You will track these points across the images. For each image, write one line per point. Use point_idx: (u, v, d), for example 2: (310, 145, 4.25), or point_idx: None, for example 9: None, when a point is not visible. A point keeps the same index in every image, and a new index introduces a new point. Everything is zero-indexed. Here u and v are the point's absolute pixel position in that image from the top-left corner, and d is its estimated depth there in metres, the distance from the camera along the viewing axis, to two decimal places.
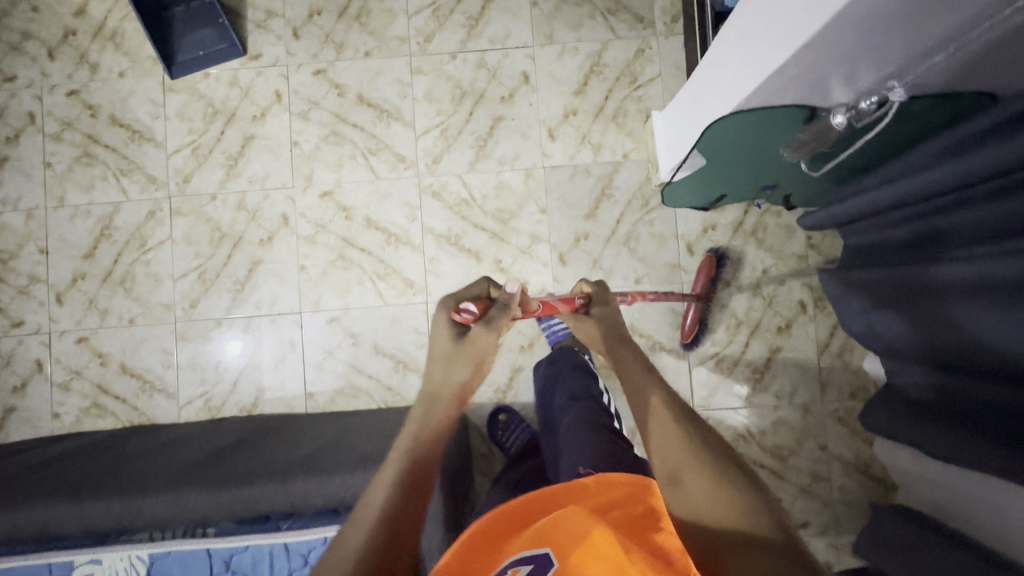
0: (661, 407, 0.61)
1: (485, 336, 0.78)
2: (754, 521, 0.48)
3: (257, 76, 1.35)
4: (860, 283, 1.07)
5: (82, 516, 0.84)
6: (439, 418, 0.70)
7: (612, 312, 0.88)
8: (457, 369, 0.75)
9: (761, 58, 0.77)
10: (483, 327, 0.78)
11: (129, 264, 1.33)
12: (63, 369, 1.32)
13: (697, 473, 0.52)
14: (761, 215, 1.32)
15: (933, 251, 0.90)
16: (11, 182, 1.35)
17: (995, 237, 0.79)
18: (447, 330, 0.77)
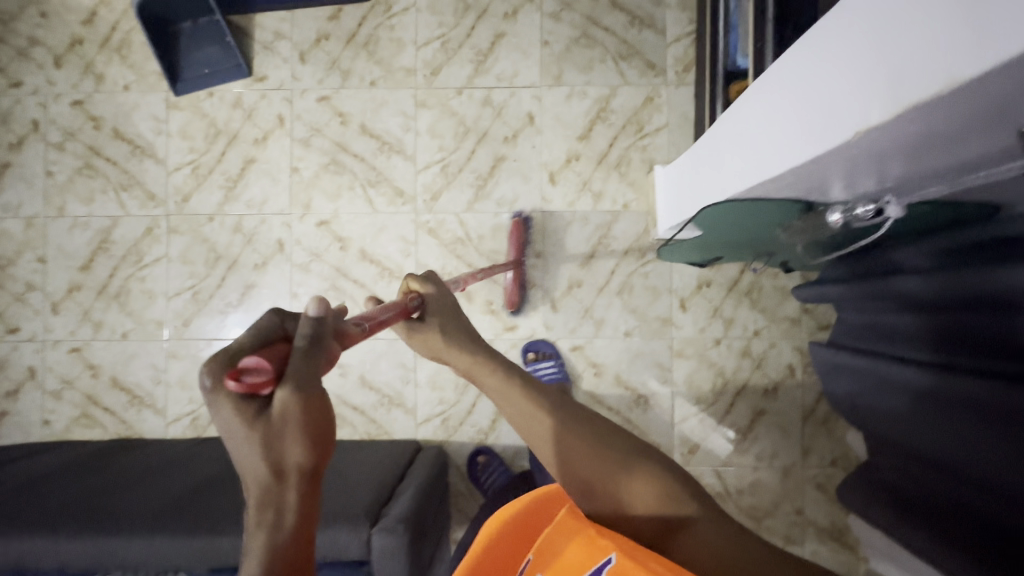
0: (557, 426, 0.68)
1: (307, 392, 0.39)
2: (671, 500, 0.64)
3: (261, 98, 1.34)
4: (848, 364, 1.06)
5: (57, 552, 0.87)
6: (284, 530, 0.38)
7: (450, 306, 0.69)
8: (289, 451, 0.38)
9: (758, 161, 0.75)
10: (295, 383, 0.38)
11: (125, 279, 1.35)
12: (55, 377, 1.35)
13: (611, 474, 0.65)
14: (757, 276, 1.31)
15: (919, 351, 0.88)
16: (12, 189, 1.35)
17: (983, 354, 0.77)
18: (231, 409, 0.37)
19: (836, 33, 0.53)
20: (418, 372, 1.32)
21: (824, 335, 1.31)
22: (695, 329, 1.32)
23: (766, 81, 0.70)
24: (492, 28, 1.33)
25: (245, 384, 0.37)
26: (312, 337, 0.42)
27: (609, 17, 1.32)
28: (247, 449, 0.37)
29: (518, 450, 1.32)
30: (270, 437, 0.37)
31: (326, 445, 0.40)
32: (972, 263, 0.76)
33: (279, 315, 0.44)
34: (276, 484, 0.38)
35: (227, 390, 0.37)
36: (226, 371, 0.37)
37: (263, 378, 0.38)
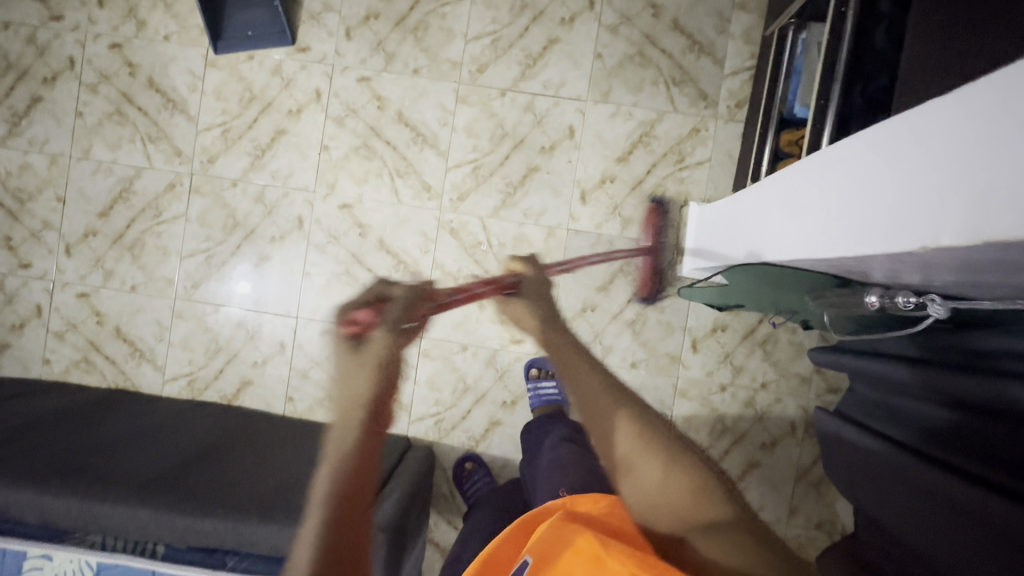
0: (606, 397, 0.68)
1: (376, 337, 0.63)
2: (701, 498, 0.59)
3: (301, 69, 1.31)
4: (848, 438, 0.98)
5: (42, 507, 0.88)
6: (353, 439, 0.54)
7: (540, 288, 0.89)
8: (359, 379, 0.58)
9: (819, 235, 0.72)
10: (376, 331, 0.63)
11: (141, 232, 1.34)
12: (60, 319, 1.35)
13: (649, 467, 0.62)
14: (774, 328, 1.28)
15: (921, 440, 0.81)
16: (40, 123, 1.34)
17: (979, 459, 0.69)
18: (343, 336, 0.64)
19: (929, 130, 0.50)
20: (419, 369, 1.32)
21: (832, 399, 1.28)
22: (702, 372, 1.30)
23: (847, 149, 0.66)
24: (546, 32, 1.28)
25: (350, 324, 0.64)
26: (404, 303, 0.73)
27: (668, 39, 1.28)
28: (345, 366, 0.60)
29: (506, 462, 1.31)
30: (357, 362, 0.60)
31: (384, 378, 0.60)
32: (991, 371, 0.70)
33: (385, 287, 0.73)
34: (348, 402, 0.56)
35: (342, 331, 0.64)
36: (346, 318, 0.65)
37: (364, 323, 0.64)
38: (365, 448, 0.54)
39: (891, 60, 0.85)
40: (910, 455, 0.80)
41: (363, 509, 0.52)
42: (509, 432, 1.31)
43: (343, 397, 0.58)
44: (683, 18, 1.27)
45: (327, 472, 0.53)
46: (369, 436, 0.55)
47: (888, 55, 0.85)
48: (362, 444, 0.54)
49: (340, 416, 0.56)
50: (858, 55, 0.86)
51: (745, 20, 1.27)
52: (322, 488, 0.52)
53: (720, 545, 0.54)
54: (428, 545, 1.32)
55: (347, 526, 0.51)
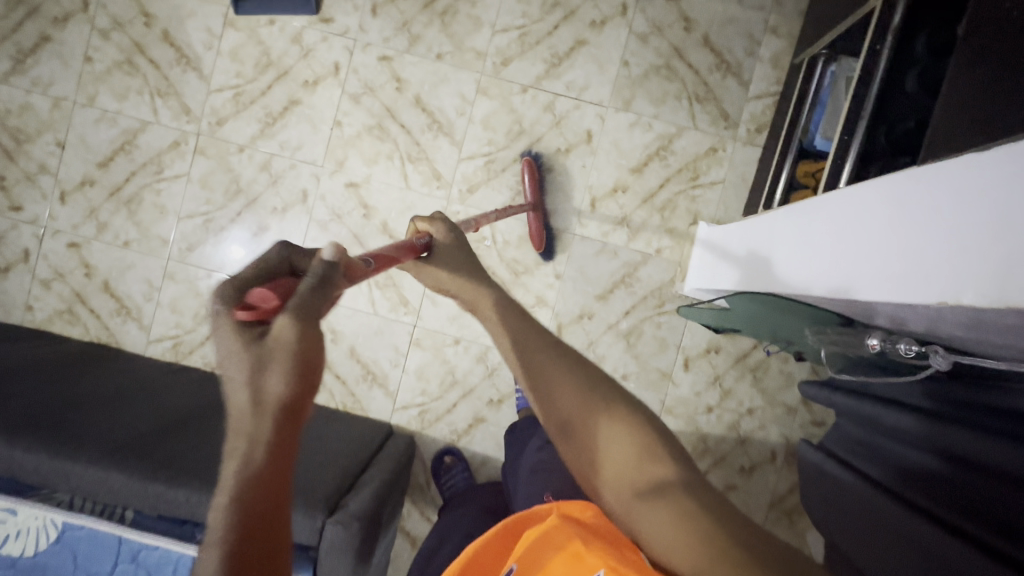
0: (537, 356, 0.57)
1: (298, 328, 0.40)
2: (648, 458, 0.50)
3: (322, 41, 1.28)
4: (824, 473, 0.98)
5: (11, 460, 0.85)
6: (256, 459, 0.37)
7: (459, 248, 0.72)
8: (269, 381, 0.38)
9: (830, 276, 0.73)
10: (291, 315, 0.40)
11: (140, 187, 1.31)
12: (48, 267, 1.32)
13: (590, 422, 0.52)
14: (766, 356, 1.29)
15: (896, 481, 0.81)
16: (46, 64, 1.29)
17: (956, 509, 0.69)
18: (229, 322, 0.40)
19: (996, 176, 0.46)
20: (409, 358, 1.30)
21: (815, 431, 1.29)
22: (691, 391, 1.30)
23: (896, 179, 0.61)
24: (575, 33, 1.27)
25: (252, 311, 0.41)
26: (321, 281, 0.45)
27: (696, 54, 1.27)
28: (235, 364, 0.39)
29: (485, 460, 1.31)
30: (255, 364, 0.38)
31: (312, 382, 0.40)
32: (966, 422, 0.72)
33: (292, 250, 0.50)
34: (237, 414, 0.38)
35: (226, 314, 0.41)
36: (240, 298, 0.43)
37: (271, 308, 0.42)
38: (278, 467, 0.38)
39: (921, 105, 0.85)
40: (884, 495, 0.80)
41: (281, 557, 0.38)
42: (492, 430, 1.30)
43: (235, 407, 0.38)
44: (714, 35, 1.26)
45: (225, 507, 0.37)
46: (283, 452, 0.38)
47: (919, 99, 0.85)
48: (273, 467, 0.38)
49: (237, 429, 0.38)
50: (886, 98, 0.86)
51: (776, 45, 1.27)
52: (223, 538, 0.36)
53: (670, 508, 0.46)
54: (399, 533, 1.31)
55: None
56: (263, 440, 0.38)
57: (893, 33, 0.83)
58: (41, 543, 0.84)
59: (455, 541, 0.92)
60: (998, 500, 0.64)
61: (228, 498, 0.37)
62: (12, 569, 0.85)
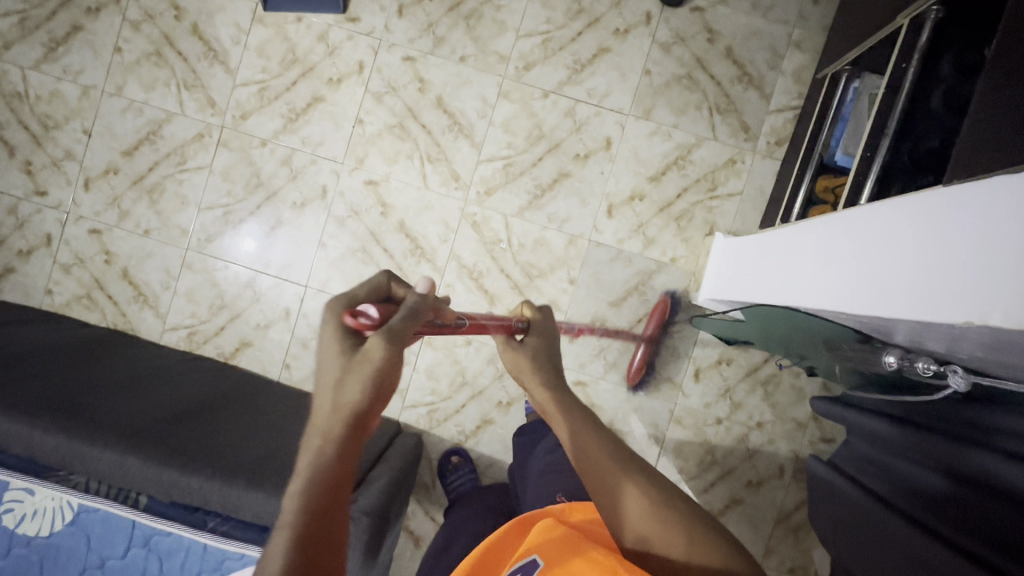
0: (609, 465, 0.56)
1: (386, 347, 0.47)
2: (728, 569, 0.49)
3: (347, 39, 1.30)
4: (834, 489, 0.96)
5: (30, 441, 0.86)
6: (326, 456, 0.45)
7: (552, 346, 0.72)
8: (350, 389, 0.46)
9: (843, 289, 0.74)
10: (384, 338, 0.47)
11: (162, 177, 1.33)
12: (69, 252, 1.34)
13: (662, 531, 0.52)
14: (778, 370, 1.28)
15: (902, 497, 0.79)
16: (77, 53, 1.32)
17: (960, 525, 0.67)
18: (332, 328, 0.49)
19: (1009, 204, 0.49)
20: (420, 357, 1.31)
21: (825, 448, 1.28)
22: (701, 402, 1.29)
23: (930, 197, 0.61)
24: (599, 40, 1.27)
25: (356, 322, 0.49)
26: (414, 313, 0.52)
27: (719, 66, 1.27)
28: (329, 368, 0.47)
29: (491, 462, 1.31)
30: (344, 372, 0.46)
31: (382, 398, 0.47)
32: (981, 443, 0.70)
33: (390, 279, 0.57)
34: (320, 413, 0.46)
35: (332, 321, 0.49)
36: (347, 309, 0.50)
37: (368, 323, 0.49)
38: (343, 467, 0.45)
39: (947, 125, 0.83)
40: (889, 510, 0.78)
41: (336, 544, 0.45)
42: (500, 432, 1.31)
43: (321, 405, 0.46)
44: (737, 47, 1.27)
45: (297, 491, 0.44)
46: (349, 455, 0.46)
47: (944, 118, 0.84)
48: (339, 465, 0.45)
49: (320, 427, 0.46)
50: (910, 116, 0.86)
51: (799, 59, 1.27)
52: (294, 524, 0.43)
53: None
54: (402, 531, 1.31)
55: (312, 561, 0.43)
56: (333, 439, 0.45)
57: (921, 52, 0.82)
58: (57, 523, 0.85)
59: (461, 541, 0.92)
60: (994, 514, 0.63)
61: (301, 487, 0.44)
62: (26, 548, 0.86)
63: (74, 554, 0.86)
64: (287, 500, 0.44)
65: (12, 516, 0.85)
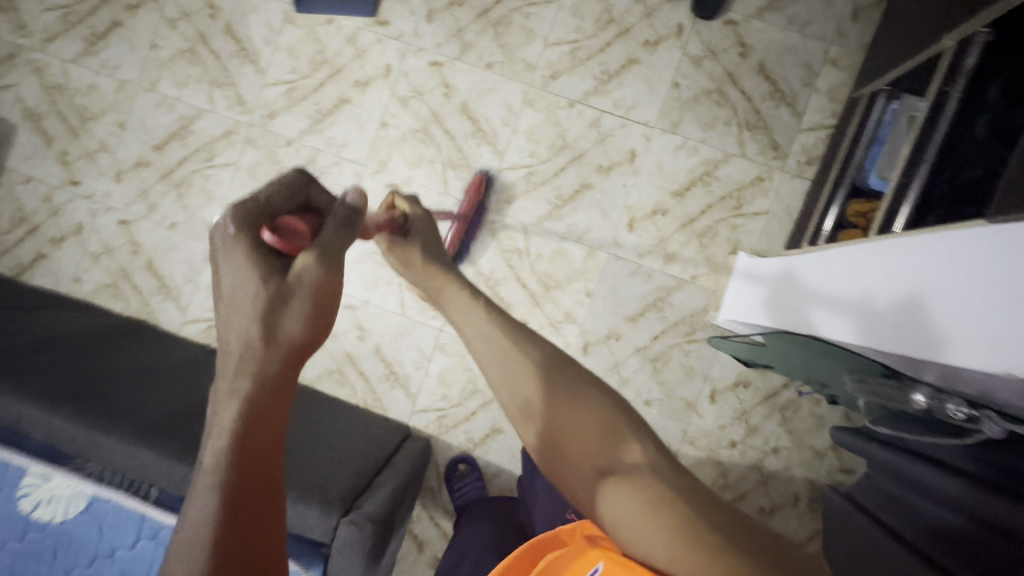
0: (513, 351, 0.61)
1: (323, 268, 0.47)
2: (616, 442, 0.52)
3: (376, 42, 1.30)
4: (853, 526, 0.92)
5: (49, 428, 0.88)
6: (258, 392, 0.42)
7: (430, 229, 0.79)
8: (286, 322, 0.44)
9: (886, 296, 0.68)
10: (313, 259, 0.46)
11: (190, 172, 1.35)
12: (98, 241, 1.37)
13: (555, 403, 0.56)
14: (797, 396, 1.24)
15: (915, 536, 0.75)
16: (116, 47, 1.35)
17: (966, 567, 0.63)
18: (245, 252, 0.46)
19: None
20: (432, 361, 1.31)
21: (843, 479, 1.24)
22: (715, 423, 1.26)
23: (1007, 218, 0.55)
24: (628, 51, 1.26)
25: (282, 241, 0.48)
26: (339, 224, 0.54)
27: (750, 81, 1.24)
28: (250, 298, 0.44)
29: (498, 471, 1.30)
30: (271, 303, 0.44)
31: (318, 328, 0.47)
32: (988, 483, 0.66)
33: (305, 183, 0.58)
34: (245, 350, 0.43)
35: (245, 240, 0.47)
36: (263, 227, 0.49)
37: (297, 242, 0.49)
38: (279, 406, 0.43)
39: (991, 154, 0.78)
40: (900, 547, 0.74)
41: (270, 492, 0.42)
42: (508, 442, 1.30)
43: (247, 342, 0.43)
44: (770, 63, 1.24)
45: (225, 443, 0.41)
46: (283, 389, 0.44)
47: (991, 148, 0.78)
48: (272, 400, 0.43)
49: (242, 363, 0.43)
50: (948, 142, 0.82)
51: (834, 77, 1.23)
52: (220, 477, 0.40)
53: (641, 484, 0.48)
54: (407, 535, 1.31)
55: (249, 516, 0.40)
56: (269, 376, 0.43)
57: (966, 75, 0.81)
58: (71, 510, 0.87)
59: (469, 558, 0.91)
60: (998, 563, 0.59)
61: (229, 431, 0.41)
62: (41, 533, 0.87)
63: (85, 543, 0.88)
64: (211, 453, 0.41)
65: (30, 501, 0.87)
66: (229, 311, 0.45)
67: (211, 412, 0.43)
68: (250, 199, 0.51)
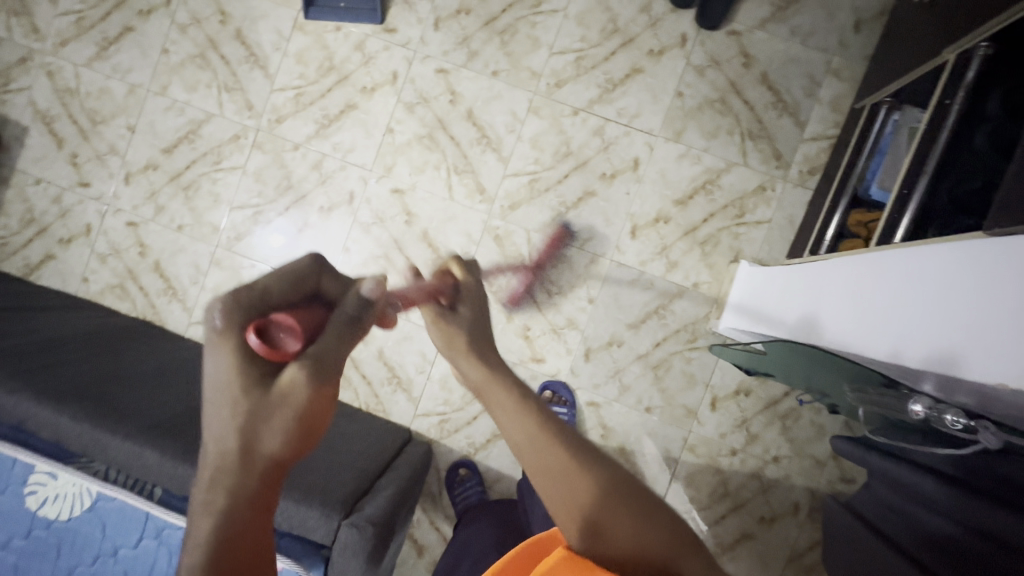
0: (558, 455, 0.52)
1: (311, 383, 0.41)
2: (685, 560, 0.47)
3: (383, 49, 1.32)
4: (856, 538, 0.92)
5: (56, 428, 0.89)
6: (237, 503, 0.41)
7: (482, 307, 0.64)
8: (267, 434, 0.41)
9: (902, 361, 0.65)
10: (303, 368, 0.41)
11: (198, 175, 1.37)
12: (106, 242, 1.39)
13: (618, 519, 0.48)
14: (798, 405, 1.25)
15: (919, 548, 0.75)
16: (127, 52, 1.37)
17: None
18: (229, 353, 0.41)
19: None
20: (435, 366, 1.32)
21: (843, 489, 1.24)
22: (716, 431, 1.27)
23: None
24: (632, 60, 1.27)
25: (268, 347, 0.41)
26: (345, 323, 0.46)
27: (753, 91, 1.25)
28: (230, 406, 0.41)
29: (499, 476, 1.30)
30: (253, 417, 0.41)
31: (305, 437, 0.43)
32: (978, 489, 0.66)
33: (317, 270, 0.49)
34: (221, 461, 0.41)
35: (234, 335, 0.41)
36: (250, 325, 0.42)
37: (288, 347, 0.42)
38: (254, 520, 0.42)
39: (991, 166, 0.79)
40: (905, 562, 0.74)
41: None
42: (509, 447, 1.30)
43: (224, 450, 0.41)
44: (773, 73, 1.25)
45: (194, 554, 0.40)
46: (262, 500, 0.42)
47: (988, 158, 0.79)
48: (250, 507, 0.41)
49: (221, 471, 0.41)
50: (950, 156, 0.83)
51: (837, 87, 1.24)
52: None
53: None
54: (406, 539, 1.32)
55: None
56: (246, 491, 0.41)
57: (965, 89, 0.81)
58: (76, 508, 0.88)
59: (469, 560, 0.92)
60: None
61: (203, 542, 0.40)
62: (46, 530, 0.88)
63: (89, 540, 0.88)
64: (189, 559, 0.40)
65: (36, 498, 0.88)
66: (212, 413, 0.42)
67: (191, 512, 0.42)
68: (253, 283, 0.44)
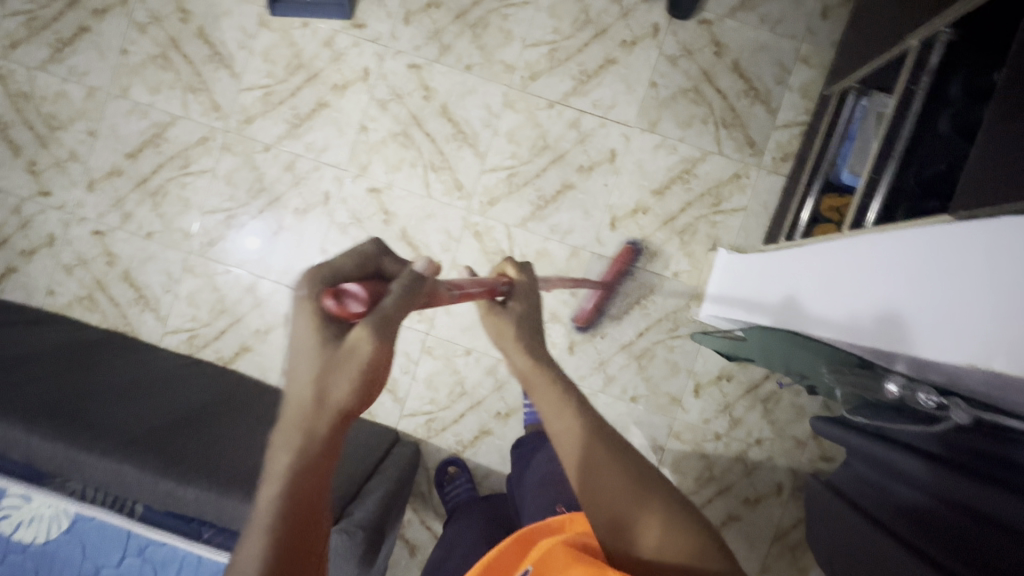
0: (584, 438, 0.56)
1: (376, 339, 0.43)
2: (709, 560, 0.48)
3: (352, 45, 1.29)
4: (836, 512, 0.94)
5: (27, 448, 0.86)
6: (313, 447, 0.43)
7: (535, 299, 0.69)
8: (339, 384, 0.43)
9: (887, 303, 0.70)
10: (371, 326, 0.43)
11: (165, 180, 1.33)
12: (72, 253, 1.34)
13: (646, 522, 0.50)
14: (778, 388, 1.28)
15: (896, 520, 0.77)
16: (83, 54, 1.32)
17: (945, 546, 0.65)
18: (311, 313, 0.44)
19: None
20: (419, 365, 1.31)
21: (823, 467, 1.27)
22: (699, 418, 1.29)
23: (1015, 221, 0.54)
24: (605, 51, 1.27)
25: (340, 306, 0.44)
26: (408, 289, 0.48)
27: (726, 79, 1.26)
28: (307, 356, 0.43)
29: (488, 472, 1.30)
30: (330, 363, 0.43)
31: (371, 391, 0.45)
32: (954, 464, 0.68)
33: (380, 250, 0.51)
34: (300, 407, 0.43)
35: (314, 298, 0.44)
36: (329, 290, 0.45)
37: (356, 308, 0.44)
38: (323, 465, 0.43)
39: (956, 150, 0.80)
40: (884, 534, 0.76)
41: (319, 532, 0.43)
42: (497, 443, 1.31)
43: (302, 399, 0.43)
44: (745, 61, 1.26)
45: (277, 488, 0.42)
46: (332, 448, 0.44)
47: (952, 142, 0.81)
48: (326, 447, 0.43)
49: (297, 416, 0.43)
50: (915, 139, 0.84)
51: (807, 74, 1.26)
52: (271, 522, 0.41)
53: None
54: (398, 540, 1.31)
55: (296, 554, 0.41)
56: (320, 434, 0.43)
57: (929, 73, 0.83)
58: (53, 531, 0.86)
59: (459, 556, 0.92)
60: (972, 547, 0.61)
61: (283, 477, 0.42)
62: (22, 555, 0.86)
63: (69, 562, 0.86)
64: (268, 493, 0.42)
65: (9, 522, 0.86)
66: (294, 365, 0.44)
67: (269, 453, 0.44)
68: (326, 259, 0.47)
